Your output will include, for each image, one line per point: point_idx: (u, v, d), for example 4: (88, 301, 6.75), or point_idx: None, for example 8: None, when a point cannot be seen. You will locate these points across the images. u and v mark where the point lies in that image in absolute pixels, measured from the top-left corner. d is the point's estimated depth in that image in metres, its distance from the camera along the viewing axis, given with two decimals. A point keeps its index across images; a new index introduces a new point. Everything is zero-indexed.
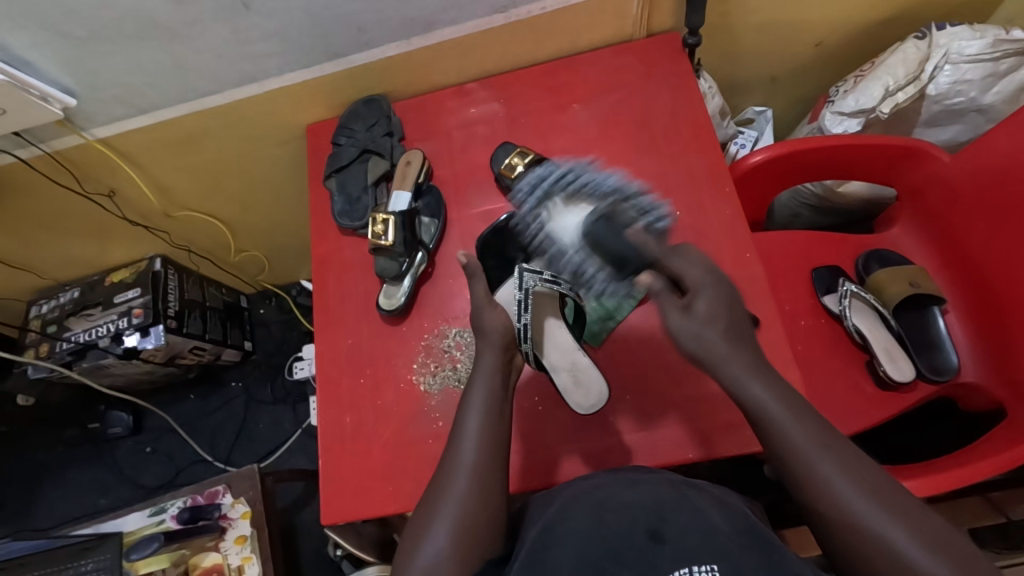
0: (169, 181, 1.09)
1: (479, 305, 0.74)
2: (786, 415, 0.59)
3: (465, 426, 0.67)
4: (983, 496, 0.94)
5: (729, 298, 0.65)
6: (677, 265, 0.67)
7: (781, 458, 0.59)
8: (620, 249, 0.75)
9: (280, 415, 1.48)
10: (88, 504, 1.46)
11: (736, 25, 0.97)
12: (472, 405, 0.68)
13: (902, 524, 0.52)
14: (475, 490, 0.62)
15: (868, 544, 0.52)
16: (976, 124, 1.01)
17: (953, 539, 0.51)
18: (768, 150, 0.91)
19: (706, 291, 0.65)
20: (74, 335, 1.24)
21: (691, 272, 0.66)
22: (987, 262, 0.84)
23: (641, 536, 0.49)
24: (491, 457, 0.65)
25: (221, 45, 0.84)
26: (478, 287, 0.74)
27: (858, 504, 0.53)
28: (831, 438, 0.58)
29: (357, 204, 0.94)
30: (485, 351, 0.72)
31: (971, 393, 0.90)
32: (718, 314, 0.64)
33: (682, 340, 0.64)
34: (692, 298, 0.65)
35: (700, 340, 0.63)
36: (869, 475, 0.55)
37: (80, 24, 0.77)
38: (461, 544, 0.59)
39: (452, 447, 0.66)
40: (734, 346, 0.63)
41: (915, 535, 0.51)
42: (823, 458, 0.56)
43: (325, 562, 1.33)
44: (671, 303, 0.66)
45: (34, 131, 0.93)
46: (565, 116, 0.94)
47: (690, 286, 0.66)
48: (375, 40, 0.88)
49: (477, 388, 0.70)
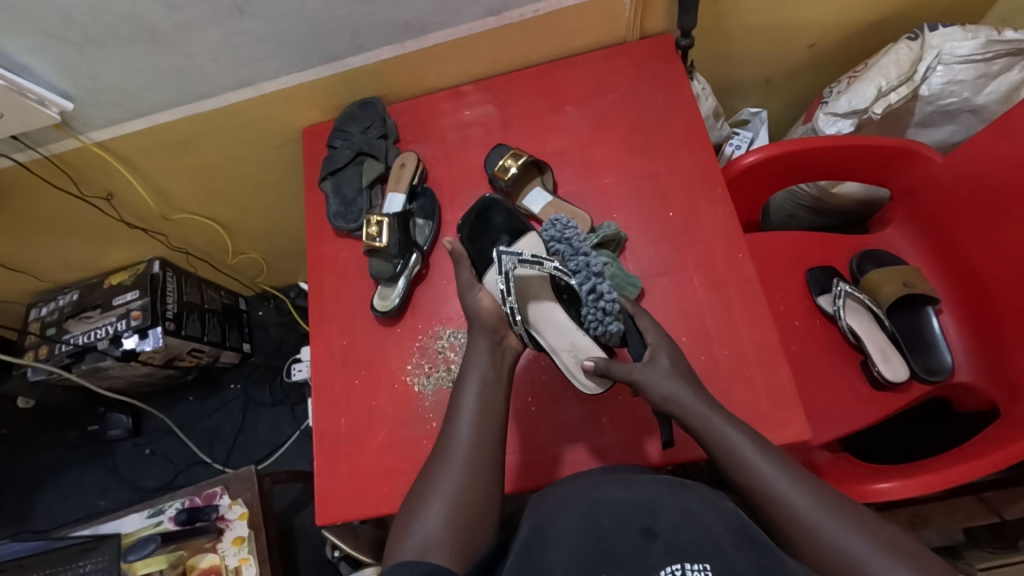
0: (167, 184, 1.10)
1: (464, 288, 0.80)
2: (747, 445, 0.63)
3: (461, 411, 0.69)
4: (977, 495, 0.93)
5: (679, 353, 0.74)
6: (642, 322, 0.76)
7: (741, 486, 0.61)
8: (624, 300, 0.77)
9: (278, 417, 1.48)
10: (89, 505, 1.47)
11: (729, 27, 0.98)
12: (468, 390, 0.71)
13: (861, 534, 0.55)
14: (468, 474, 0.64)
15: (834, 558, 0.54)
16: (969, 124, 1.01)
17: (905, 542, 0.55)
18: (762, 150, 0.92)
19: (665, 349, 0.72)
20: (73, 337, 1.25)
21: (650, 330, 0.75)
22: (981, 262, 0.84)
23: (635, 534, 0.49)
24: (485, 438, 0.67)
25: (216, 50, 0.85)
26: (462, 273, 0.81)
27: (819, 520, 0.56)
28: (783, 461, 0.61)
29: (353, 206, 0.95)
30: (478, 335, 0.77)
31: (965, 394, 0.90)
32: (674, 369, 0.70)
33: (652, 391, 0.68)
34: (654, 352, 0.72)
35: (671, 395, 0.68)
36: (823, 492, 0.58)
37: (76, 29, 0.78)
38: (455, 524, 0.60)
39: (448, 431, 0.69)
40: (694, 392, 0.68)
41: (873, 542, 0.54)
42: (782, 480, 0.59)
43: (324, 563, 1.33)
44: (634, 365, 0.70)
45: (32, 135, 0.93)
46: (559, 118, 0.95)
47: (650, 342, 0.73)
48: (369, 43, 0.89)
49: (472, 370, 0.73)
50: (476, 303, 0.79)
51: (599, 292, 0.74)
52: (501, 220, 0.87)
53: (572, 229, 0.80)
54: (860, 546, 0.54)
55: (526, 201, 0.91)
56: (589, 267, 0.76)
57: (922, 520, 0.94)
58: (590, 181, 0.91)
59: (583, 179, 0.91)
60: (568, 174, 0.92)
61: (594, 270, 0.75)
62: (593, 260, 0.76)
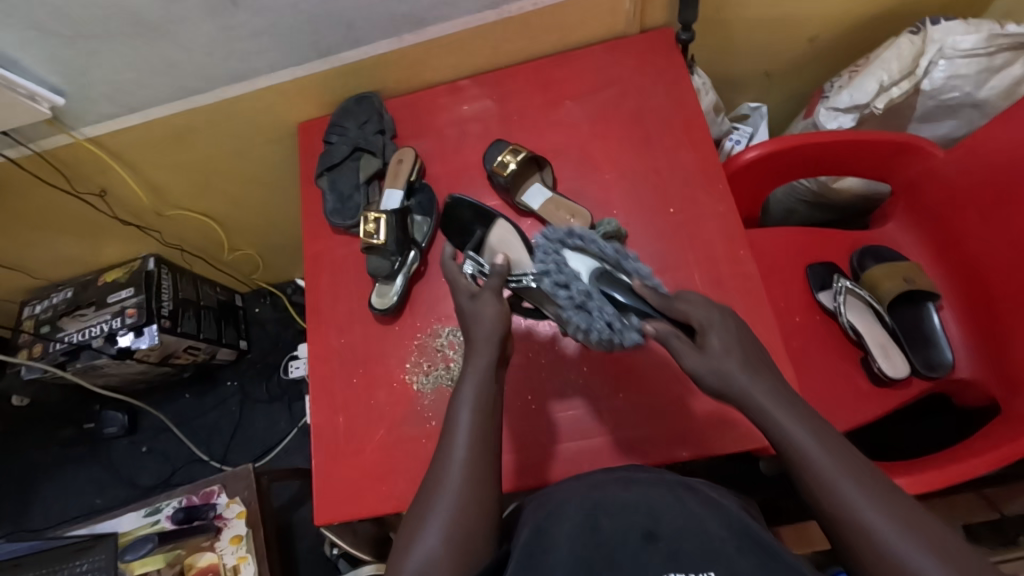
0: (160, 180, 1.08)
1: (452, 276, 0.74)
2: (811, 441, 0.56)
3: (457, 420, 0.64)
4: (977, 491, 0.95)
5: (738, 330, 0.64)
6: (683, 308, 0.65)
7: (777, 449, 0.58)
8: (626, 295, 0.70)
9: (275, 414, 1.47)
10: (85, 504, 1.46)
11: (730, 20, 0.97)
12: (464, 396, 0.65)
13: (890, 515, 0.51)
14: (470, 490, 0.59)
15: (859, 537, 0.51)
16: (971, 119, 1.00)
17: (935, 528, 0.51)
18: (762, 146, 0.91)
19: (719, 327, 0.64)
20: (67, 335, 1.23)
21: (695, 312, 0.65)
22: (986, 258, 0.83)
23: (636, 538, 0.48)
24: (484, 455, 0.62)
25: (210, 43, 0.84)
26: (496, 284, 0.72)
27: (852, 499, 0.53)
28: (823, 430, 0.57)
29: (349, 201, 0.94)
30: (478, 333, 0.69)
31: (962, 390, 0.91)
32: (731, 348, 0.62)
33: (705, 381, 0.62)
34: (704, 336, 0.63)
35: (721, 374, 0.61)
36: (896, 504, 0.52)
37: (66, 22, 0.76)
38: (453, 546, 0.55)
39: (444, 445, 0.63)
40: (754, 377, 0.61)
41: (901, 524, 0.51)
42: (817, 450, 0.56)
43: (322, 561, 1.32)
44: (686, 347, 0.64)
45: (23, 130, 0.92)
46: (558, 113, 0.94)
47: (698, 326, 0.64)
48: (366, 37, 0.88)
49: (468, 381, 0.66)
50: (480, 313, 0.70)
51: (591, 320, 0.71)
52: (471, 217, 0.89)
53: (545, 256, 0.76)
54: (887, 527, 0.51)
55: (526, 197, 0.90)
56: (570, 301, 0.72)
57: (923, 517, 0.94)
58: (589, 176, 0.90)
59: (583, 174, 0.90)
60: (567, 170, 0.91)
61: (577, 303, 0.72)
62: (572, 291, 0.72)
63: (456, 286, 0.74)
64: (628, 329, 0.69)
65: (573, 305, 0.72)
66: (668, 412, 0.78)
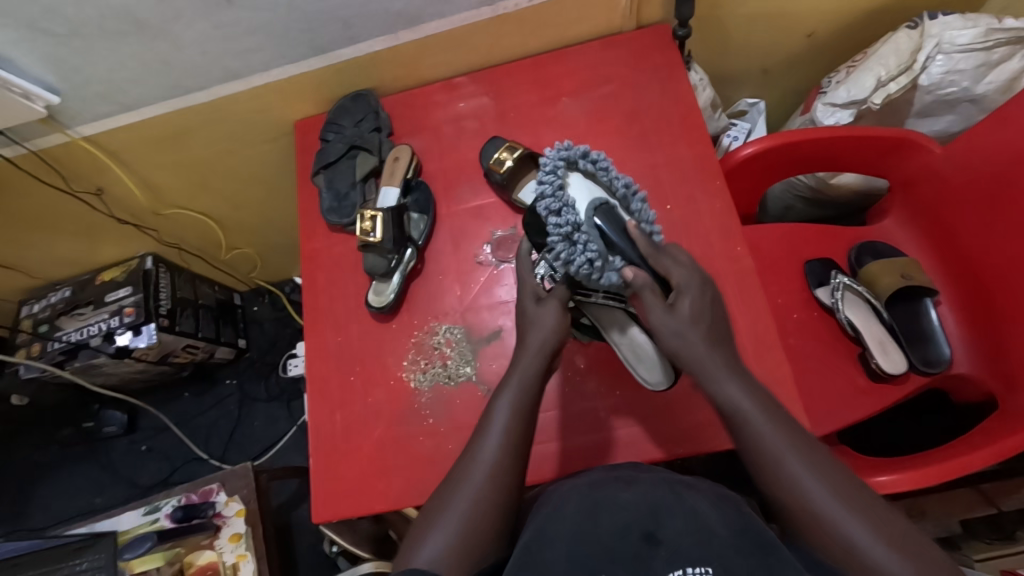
0: (157, 179, 1.08)
1: (523, 275, 0.75)
2: (795, 458, 0.56)
3: (492, 420, 0.64)
4: (975, 487, 0.94)
5: (711, 299, 0.68)
6: (666, 263, 0.68)
7: (751, 458, 0.58)
8: (621, 238, 0.69)
9: (274, 412, 1.47)
10: (85, 503, 1.46)
11: (726, 16, 0.97)
12: (505, 395, 0.65)
13: (866, 524, 0.51)
14: (494, 487, 0.59)
15: (833, 546, 0.51)
16: (969, 114, 1.01)
17: (913, 537, 0.50)
18: (760, 142, 0.91)
19: (693, 292, 0.67)
20: (66, 334, 1.23)
21: (677, 272, 0.68)
22: (984, 256, 0.83)
23: (636, 538, 0.48)
24: (513, 455, 0.61)
25: (205, 42, 0.83)
26: (564, 292, 0.73)
27: (829, 507, 0.53)
28: (801, 437, 0.57)
29: (346, 200, 0.93)
30: (530, 337, 0.69)
31: (960, 384, 0.91)
32: (698, 316, 0.65)
33: (663, 341, 0.65)
34: (677, 297, 0.66)
35: (683, 338, 0.64)
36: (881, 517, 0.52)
37: (61, 22, 0.76)
38: (467, 540, 0.55)
39: (474, 441, 0.63)
40: (716, 347, 0.64)
41: (876, 531, 0.51)
42: (794, 457, 0.56)
43: (322, 559, 1.33)
44: (656, 301, 0.66)
45: (18, 130, 0.92)
46: (555, 110, 0.93)
47: (676, 285, 0.67)
48: (361, 34, 0.88)
49: (509, 384, 0.66)
50: (539, 317, 0.70)
51: (576, 247, 0.69)
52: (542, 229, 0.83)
53: (551, 171, 0.71)
54: (862, 535, 0.51)
55: (521, 194, 0.89)
56: (562, 223, 0.69)
57: (921, 513, 0.95)
58: None
59: None
60: None
61: (565, 232, 0.69)
62: (569, 215, 0.69)
63: (524, 286, 0.74)
64: (607, 268, 0.69)
65: (564, 230, 0.69)
66: (665, 409, 0.77)
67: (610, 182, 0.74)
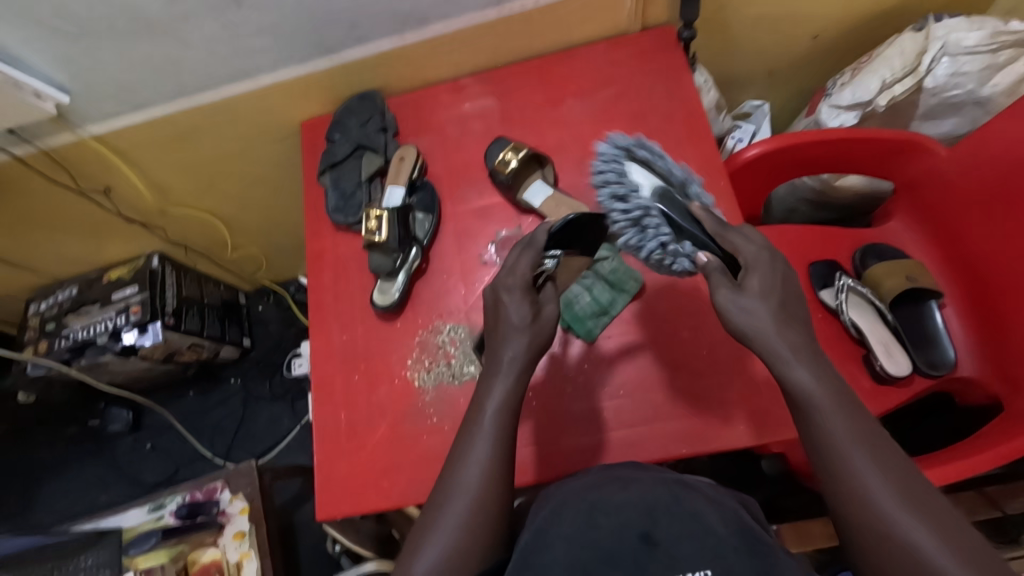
0: (163, 178, 1.09)
1: (507, 265, 0.68)
2: (853, 445, 0.52)
3: (482, 423, 0.61)
4: (978, 490, 0.94)
5: (784, 277, 0.59)
6: (733, 241, 0.62)
7: (812, 446, 0.55)
8: (681, 214, 0.70)
9: (278, 411, 1.48)
10: (89, 500, 1.47)
11: (732, 18, 0.97)
12: (495, 395, 0.62)
13: (922, 522, 0.48)
14: (488, 489, 0.58)
15: (887, 542, 0.49)
16: (974, 117, 1.00)
17: (978, 547, 0.47)
18: (764, 143, 0.91)
19: (762, 268, 0.59)
20: (72, 332, 1.24)
21: (745, 248, 0.61)
22: (994, 261, 0.82)
23: (635, 539, 0.47)
24: (503, 455, 0.60)
25: (213, 42, 0.84)
26: (551, 314, 0.67)
27: (885, 505, 0.50)
28: (868, 429, 0.53)
29: (351, 199, 0.94)
30: (518, 333, 0.64)
31: (969, 388, 0.90)
32: (769, 293, 0.58)
33: (729, 319, 0.58)
34: (744, 274, 0.59)
35: (751, 317, 0.57)
36: (932, 508, 0.49)
37: (72, 22, 0.77)
38: (463, 544, 0.55)
39: (466, 438, 0.62)
40: (784, 331, 0.56)
41: (943, 540, 0.47)
42: (859, 452, 0.52)
43: (325, 557, 1.33)
44: (721, 280, 0.60)
45: (28, 128, 0.93)
46: (560, 112, 0.94)
47: (746, 263, 0.59)
48: (367, 35, 0.88)
49: (495, 384, 0.63)
50: (525, 322, 0.65)
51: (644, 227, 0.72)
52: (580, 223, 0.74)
53: (608, 164, 0.79)
54: (923, 536, 0.48)
55: (526, 194, 0.89)
56: (630, 210, 0.74)
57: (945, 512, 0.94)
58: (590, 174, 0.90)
59: (585, 173, 0.91)
60: (569, 167, 0.91)
61: (632, 218, 0.73)
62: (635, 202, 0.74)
63: (507, 304, 0.66)
64: (678, 254, 0.71)
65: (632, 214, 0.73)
66: (669, 409, 0.77)
67: (668, 171, 0.78)
